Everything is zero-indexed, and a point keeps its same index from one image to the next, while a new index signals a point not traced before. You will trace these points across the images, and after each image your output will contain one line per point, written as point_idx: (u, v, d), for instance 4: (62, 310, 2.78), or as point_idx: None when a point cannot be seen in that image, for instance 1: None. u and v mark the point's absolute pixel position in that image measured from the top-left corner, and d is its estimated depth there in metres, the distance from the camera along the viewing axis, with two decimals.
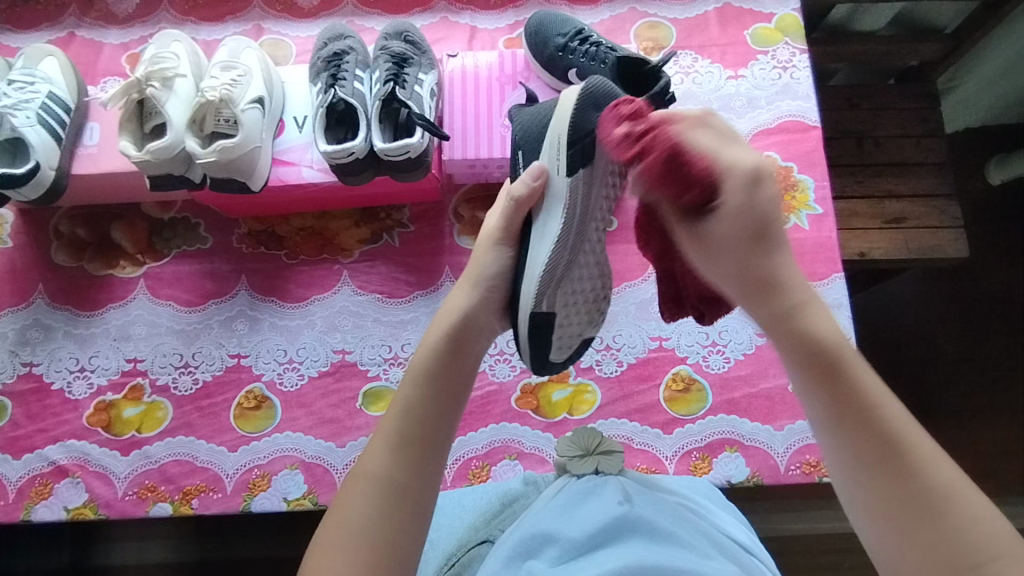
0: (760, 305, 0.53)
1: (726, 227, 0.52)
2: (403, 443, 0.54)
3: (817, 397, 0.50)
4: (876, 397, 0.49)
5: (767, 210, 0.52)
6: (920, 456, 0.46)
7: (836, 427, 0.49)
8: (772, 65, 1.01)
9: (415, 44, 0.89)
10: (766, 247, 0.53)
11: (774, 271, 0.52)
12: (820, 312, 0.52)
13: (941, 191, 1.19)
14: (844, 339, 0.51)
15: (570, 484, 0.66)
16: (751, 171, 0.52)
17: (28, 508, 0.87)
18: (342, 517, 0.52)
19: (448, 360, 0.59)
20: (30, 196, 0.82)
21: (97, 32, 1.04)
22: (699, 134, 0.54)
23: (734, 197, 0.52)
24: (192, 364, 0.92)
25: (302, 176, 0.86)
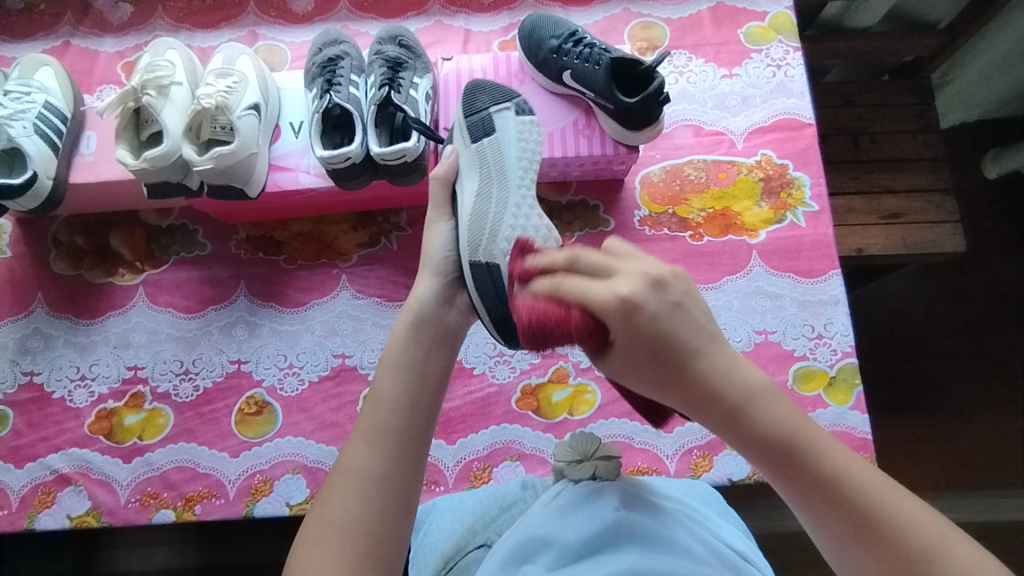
0: (706, 414, 0.50)
1: (630, 363, 0.50)
2: (382, 437, 0.56)
3: (782, 485, 0.50)
4: (837, 474, 0.48)
5: (667, 328, 0.48)
6: (897, 521, 0.46)
7: (805, 507, 0.49)
8: (766, 63, 1.02)
9: (410, 48, 0.88)
10: (680, 369, 0.49)
11: (707, 384, 0.49)
12: (768, 398, 0.49)
13: (936, 186, 1.19)
14: (790, 425, 0.49)
15: (568, 489, 0.65)
16: (621, 308, 0.47)
17: (32, 516, 0.88)
18: (324, 514, 0.52)
19: (417, 350, 0.61)
20: (28, 206, 0.82)
21: (93, 41, 1.04)
22: (571, 280, 0.50)
23: (621, 335, 0.48)
24: (192, 370, 0.93)
25: (299, 182, 0.86)
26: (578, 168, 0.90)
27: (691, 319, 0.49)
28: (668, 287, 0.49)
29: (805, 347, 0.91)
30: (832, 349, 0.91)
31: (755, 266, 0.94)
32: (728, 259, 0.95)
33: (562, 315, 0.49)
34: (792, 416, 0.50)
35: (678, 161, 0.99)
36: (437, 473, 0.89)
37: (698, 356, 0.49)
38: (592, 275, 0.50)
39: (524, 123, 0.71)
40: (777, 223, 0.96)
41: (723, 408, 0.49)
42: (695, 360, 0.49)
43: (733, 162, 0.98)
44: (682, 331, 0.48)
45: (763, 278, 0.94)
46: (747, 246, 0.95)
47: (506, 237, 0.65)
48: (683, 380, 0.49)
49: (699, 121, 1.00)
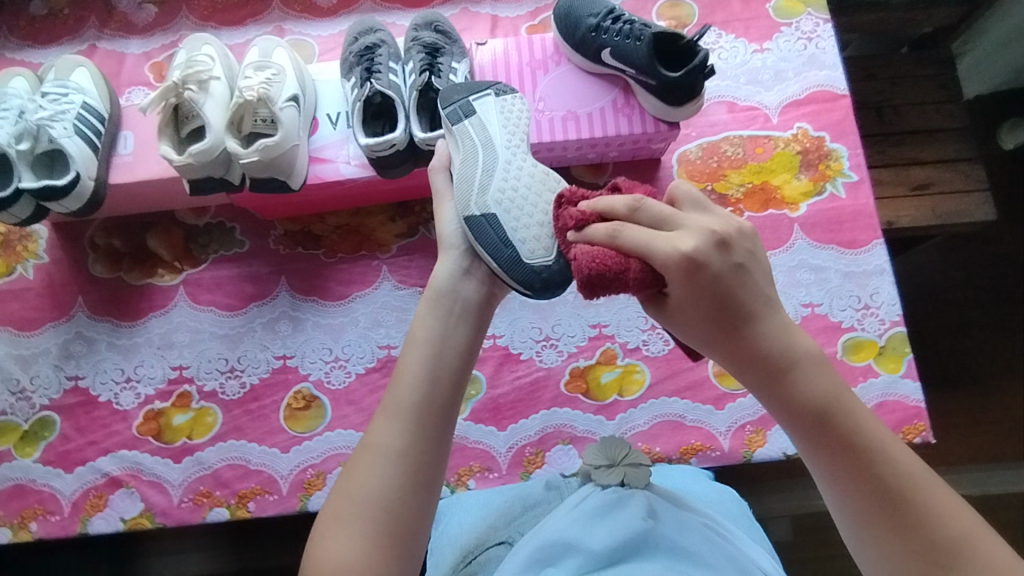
0: (748, 373, 0.50)
1: (688, 310, 0.50)
2: (404, 413, 0.55)
3: (812, 452, 0.49)
4: (874, 447, 0.47)
5: (727, 285, 0.48)
6: (928, 509, 0.45)
7: (831, 481, 0.48)
8: (797, 36, 1.01)
9: (446, 34, 0.88)
10: (733, 325, 0.49)
11: (757, 341, 0.49)
12: (814, 364, 0.49)
13: (963, 155, 1.19)
14: (833, 393, 0.49)
15: (595, 492, 0.62)
16: (684, 263, 0.48)
17: (85, 520, 0.88)
18: (348, 485, 0.53)
19: (439, 325, 0.60)
20: (71, 208, 0.82)
21: (119, 43, 1.04)
22: (632, 229, 0.50)
23: (679, 288, 0.49)
24: (238, 368, 0.92)
25: (339, 172, 0.86)
26: (617, 147, 0.90)
27: (751, 278, 0.50)
28: (733, 247, 0.49)
29: (852, 318, 0.91)
30: (880, 318, 0.90)
31: (798, 240, 0.94)
32: (770, 234, 0.94)
33: (620, 264, 0.52)
34: (836, 385, 0.50)
35: (714, 137, 0.98)
36: (490, 460, 0.88)
37: (752, 317, 0.49)
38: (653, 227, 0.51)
39: (504, 101, 0.72)
40: (817, 195, 0.95)
41: (765, 366, 0.49)
42: (749, 320, 0.49)
43: (770, 136, 0.97)
44: (741, 291, 0.49)
45: (806, 251, 0.94)
46: (788, 220, 0.95)
47: (498, 190, 0.65)
48: (734, 338, 0.49)
49: (733, 97, 1.00)
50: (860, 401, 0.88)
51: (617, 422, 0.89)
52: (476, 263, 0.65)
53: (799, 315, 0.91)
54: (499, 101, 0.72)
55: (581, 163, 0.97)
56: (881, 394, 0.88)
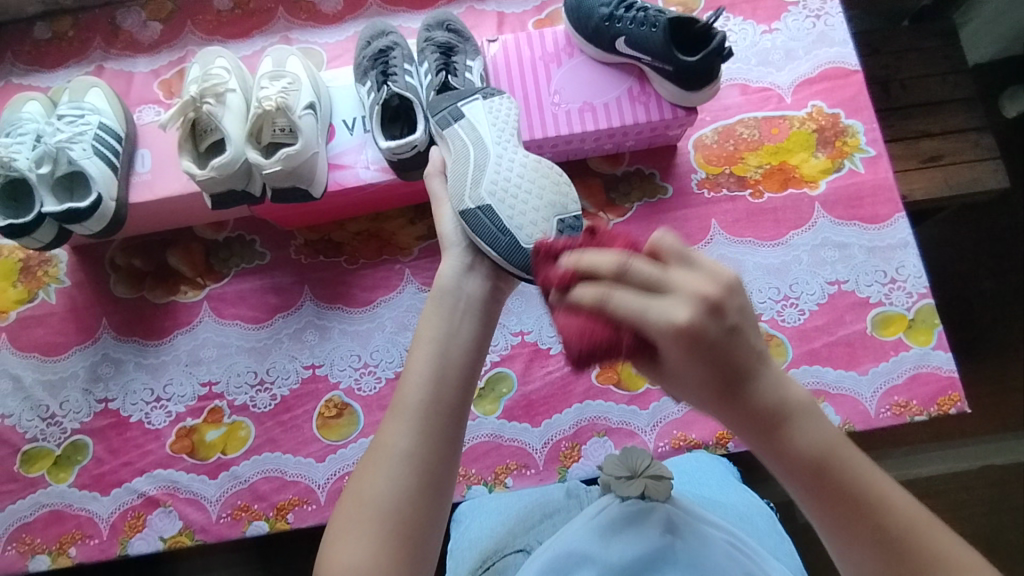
0: (743, 435, 0.42)
1: (681, 378, 0.41)
2: (413, 414, 0.49)
3: (814, 514, 0.42)
4: (880, 504, 0.40)
5: (725, 353, 0.39)
6: (948, 567, 0.39)
7: (835, 540, 0.42)
8: (804, 15, 1.01)
9: (458, 33, 0.87)
10: (729, 391, 0.40)
11: (752, 406, 0.40)
12: (807, 415, 0.41)
13: (972, 125, 1.18)
14: (835, 451, 0.41)
15: (613, 505, 0.58)
16: (678, 335, 0.38)
17: (124, 542, 0.87)
18: (357, 493, 0.47)
19: (454, 321, 0.54)
20: (94, 229, 0.82)
21: (127, 63, 1.03)
22: (621, 294, 0.40)
23: (669, 354, 0.40)
24: (268, 380, 0.92)
25: (360, 177, 0.85)
26: (634, 136, 0.90)
27: (749, 340, 0.40)
28: (726, 309, 0.39)
29: (880, 293, 0.91)
30: (908, 292, 0.90)
31: (820, 218, 0.94)
32: (791, 214, 0.94)
33: (610, 338, 0.41)
34: (832, 436, 0.42)
35: (729, 121, 0.98)
36: (526, 457, 0.88)
37: (747, 377, 0.40)
38: (639, 289, 0.40)
39: (492, 103, 0.74)
40: (835, 172, 0.95)
41: (756, 425, 0.41)
42: (743, 382, 0.40)
43: (785, 116, 0.97)
44: (737, 352, 0.39)
45: (829, 228, 0.93)
46: (809, 198, 0.95)
47: (490, 182, 0.64)
48: (722, 401, 0.41)
49: (746, 79, 0.99)
50: (893, 375, 0.87)
51: (651, 411, 0.89)
52: (479, 259, 0.61)
53: (826, 293, 0.91)
54: (488, 103, 0.73)
55: (598, 155, 0.97)
56: (913, 367, 0.87)
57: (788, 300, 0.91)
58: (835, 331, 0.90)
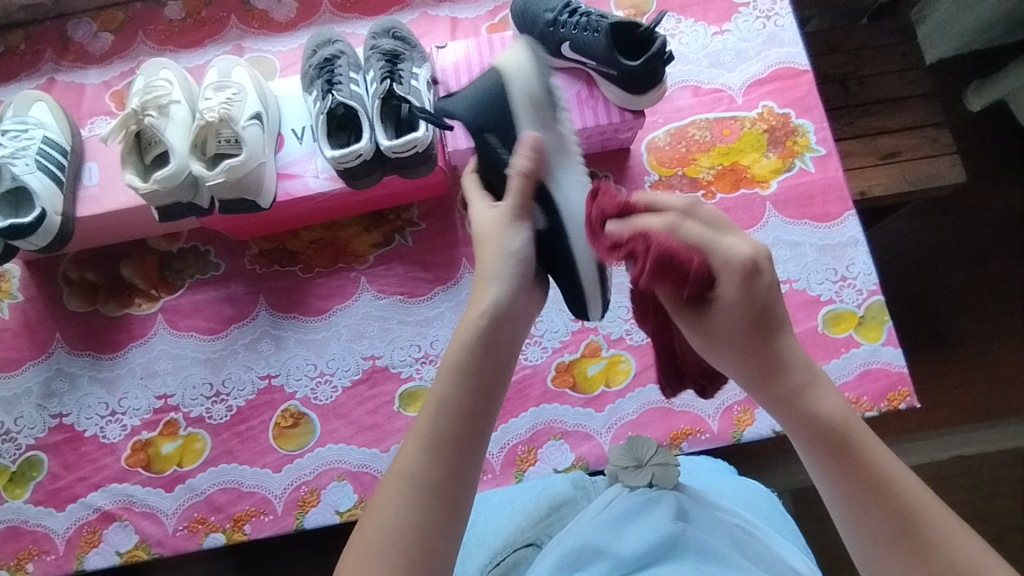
0: (765, 391, 0.47)
1: (722, 322, 0.47)
2: (444, 445, 0.49)
3: (825, 473, 0.45)
4: (897, 482, 0.43)
5: (770, 296, 0.46)
6: (945, 538, 0.42)
7: (845, 505, 0.44)
8: (755, 16, 1.01)
9: (405, 40, 0.88)
10: (769, 334, 0.46)
11: (780, 355, 0.46)
12: (830, 386, 0.47)
13: (930, 120, 1.19)
14: (853, 416, 0.46)
15: (623, 495, 0.64)
16: (744, 260, 0.45)
17: (80, 557, 0.87)
18: (375, 518, 0.47)
19: (484, 353, 0.51)
20: (40, 244, 0.81)
21: (78, 74, 1.03)
22: (691, 224, 0.47)
23: (726, 285, 0.46)
24: (223, 391, 0.92)
25: (309, 187, 0.85)
26: (585, 140, 0.90)
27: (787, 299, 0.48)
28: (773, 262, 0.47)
29: (830, 291, 0.92)
30: (858, 288, 0.91)
31: (771, 217, 0.95)
32: (743, 214, 0.95)
33: (685, 258, 0.46)
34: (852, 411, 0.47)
35: (681, 122, 0.98)
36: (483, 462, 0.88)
37: (782, 328, 0.47)
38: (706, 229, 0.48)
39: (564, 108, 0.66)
40: (786, 172, 0.96)
41: (788, 380, 0.46)
42: (778, 334, 0.47)
43: (736, 117, 0.98)
44: (777, 303, 0.46)
45: (780, 228, 0.94)
46: (761, 198, 0.95)
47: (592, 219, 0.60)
48: (760, 342, 0.46)
49: (697, 81, 1.00)
50: (843, 372, 0.88)
51: (607, 413, 0.89)
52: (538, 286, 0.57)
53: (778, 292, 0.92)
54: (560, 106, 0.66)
55: None
56: (863, 363, 0.88)
57: None
58: None
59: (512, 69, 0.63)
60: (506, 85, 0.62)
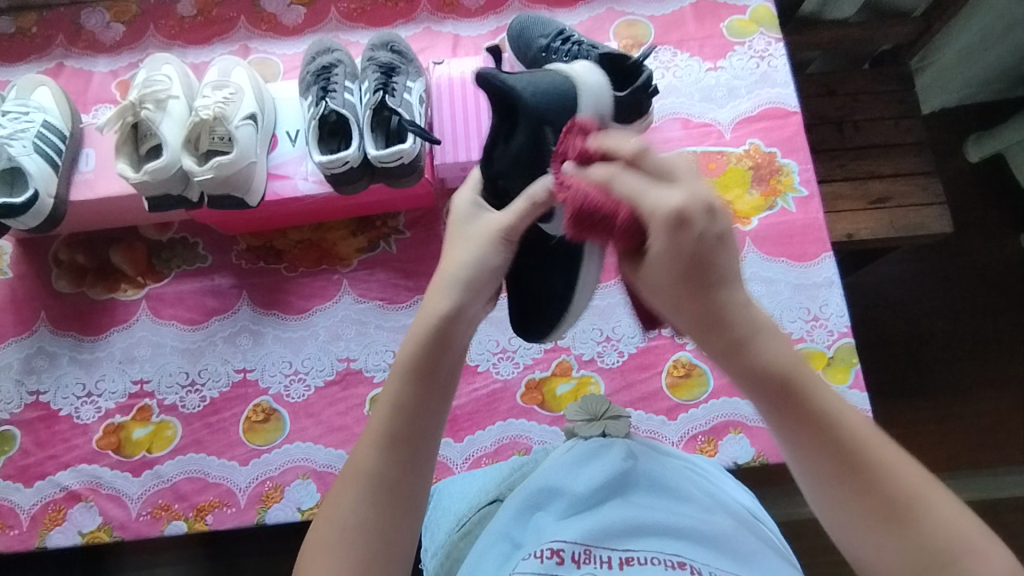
0: (709, 348, 0.45)
1: (660, 280, 0.43)
2: (394, 443, 0.51)
3: (776, 424, 0.45)
4: (836, 417, 0.44)
5: (708, 252, 0.42)
6: (881, 465, 0.44)
7: (795, 448, 0.45)
8: (749, 55, 1.04)
9: (402, 54, 0.91)
10: (707, 289, 0.42)
11: (723, 310, 0.43)
12: (773, 334, 0.45)
13: (921, 169, 1.18)
14: (795, 364, 0.45)
15: (579, 444, 0.65)
16: (668, 221, 0.41)
17: (43, 534, 0.88)
18: (332, 514, 0.50)
19: (436, 356, 0.53)
20: (30, 224, 0.83)
21: (86, 62, 1.05)
22: (626, 177, 0.44)
23: (654, 251, 0.43)
24: (198, 382, 0.93)
25: (297, 189, 0.87)
26: None
27: (732, 249, 0.43)
28: (704, 214, 0.42)
29: (802, 329, 0.92)
30: (829, 330, 0.92)
31: (749, 252, 0.96)
32: None
33: (612, 210, 0.45)
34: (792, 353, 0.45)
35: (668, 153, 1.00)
36: (446, 471, 0.89)
37: (725, 283, 0.43)
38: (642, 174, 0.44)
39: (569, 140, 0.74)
40: (768, 210, 0.97)
41: (728, 340, 0.44)
42: (719, 287, 0.43)
43: (722, 152, 1.00)
44: (718, 253, 0.42)
45: (757, 263, 0.96)
46: (741, 234, 0.97)
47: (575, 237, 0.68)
48: (699, 300, 0.43)
49: (688, 114, 1.02)
50: None
51: None
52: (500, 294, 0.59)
53: None
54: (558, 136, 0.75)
55: None
56: None
57: None
58: None
59: (588, 85, 0.63)
60: (580, 92, 0.62)
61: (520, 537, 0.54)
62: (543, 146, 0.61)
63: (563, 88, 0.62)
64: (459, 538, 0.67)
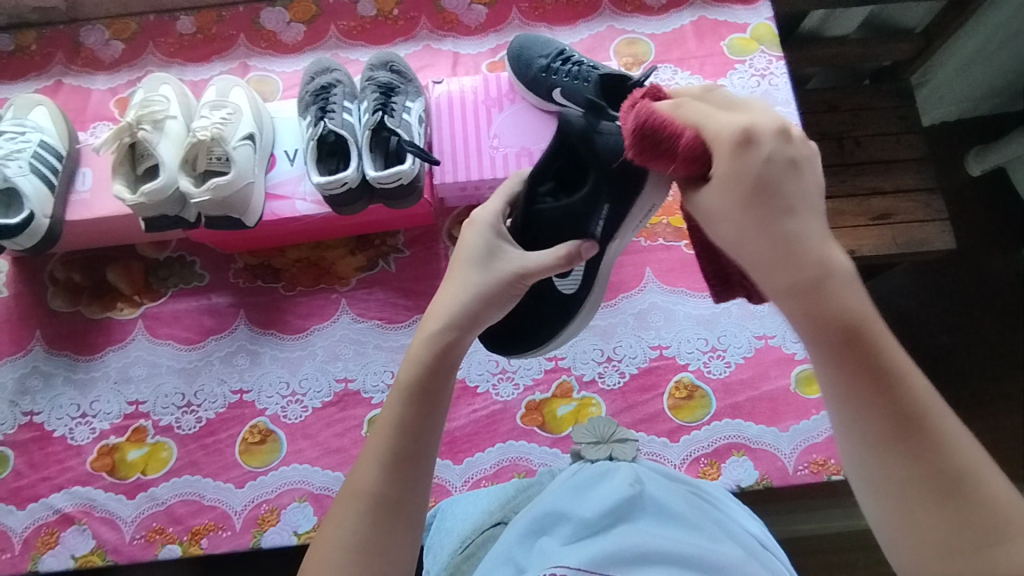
0: (773, 277, 0.40)
1: (720, 203, 0.41)
2: (394, 459, 0.50)
3: (832, 371, 0.40)
4: (901, 370, 0.39)
5: (776, 177, 0.40)
6: (940, 428, 0.38)
7: (844, 395, 0.40)
8: (750, 73, 1.03)
9: (402, 73, 0.92)
10: (774, 215, 0.39)
11: (790, 239, 0.39)
12: (848, 276, 0.39)
13: (922, 185, 1.17)
14: (867, 308, 0.40)
15: (585, 467, 0.64)
16: (737, 140, 0.40)
17: (35, 558, 0.86)
18: (331, 535, 0.48)
19: (436, 370, 0.52)
20: (26, 245, 0.83)
21: (86, 79, 1.05)
22: (693, 105, 0.45)
23: (721, 169, 0.41)
24: (194, 403, 0.92)
25: (295, 209, 0.86)
26: None
27: (804, 179, 0.41)
28: (791, 139, 0.41)
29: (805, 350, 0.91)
30: None
31: None
32: None
33: (674, 134, 0.44)
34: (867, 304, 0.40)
35: None
36: (445, 494, 0.88)
37: (790, 213, 0.39)
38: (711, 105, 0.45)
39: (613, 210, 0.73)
40: None
41: (793, 271, 0.39)
42: (788, 218, 0.39)
43: None
44: (785, 183, 0.40)
45: None
46: None
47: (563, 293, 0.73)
48: (761, 227, 0.40)
49: None
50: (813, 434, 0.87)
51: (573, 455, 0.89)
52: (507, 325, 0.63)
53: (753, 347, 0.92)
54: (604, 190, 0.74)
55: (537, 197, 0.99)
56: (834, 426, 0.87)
57: (715, 351, 0.92)
58: (759, 386, 0.90)
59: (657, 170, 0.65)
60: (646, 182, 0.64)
61: (524, 560, 0.52)
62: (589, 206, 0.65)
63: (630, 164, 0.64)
64: (462, 559, 0.65)
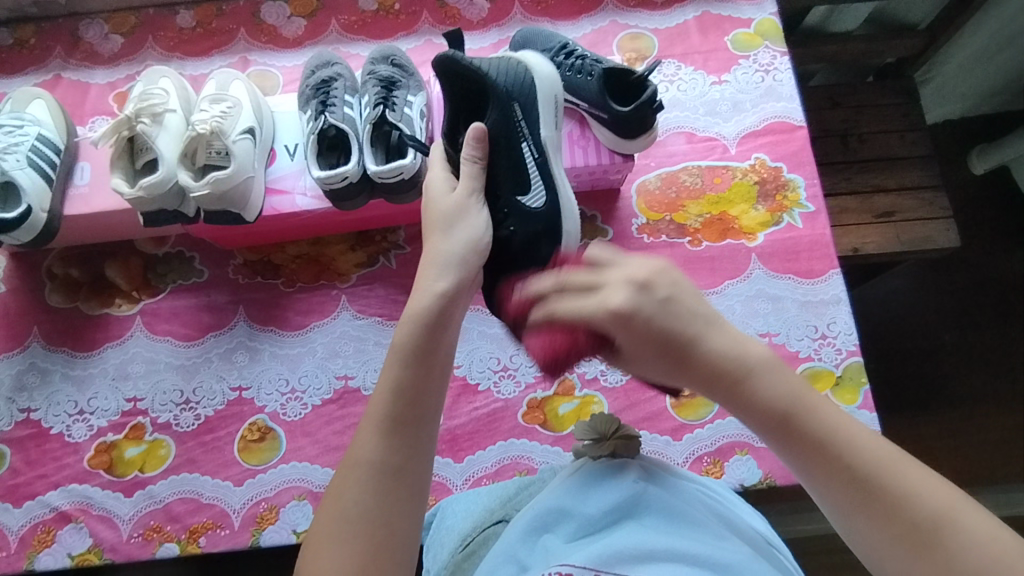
0: (712, 391, 0.50)
1: (639, 352, 0.51)
2: (396, 428, 0.50)
3: (785, 455, 0.48)
4: (838, 439, 0.46)
5: (665, 323, 0.49)
6: (906, 487, 0.44)
7: (814, 481, 0.47)
8: (754, 69, 1.02)
9: (403, 67, 0.90)
10: (682, 352, 0.49)
11: (702, 356, 0.49)
12: (769, 368, 0.49)
13: (927, 182, 1.16)
14: (794, 394, 0.48)
15: (588, 464, 0.62)
16: (616, 320, 0.49)
17: (31, 557, 0.85)
18: (336, 504, 0.48)
19: (431, 336, 0.53)
20: (22, 239, 0.82)
21: (84, 73, 1.04)
22: (563, 304, 0.51)
23: (624, 340, 0.50)
24: (193, 400, 0.91)
25: (295, 205, 0.86)
26: (575, 179, 0.90)
27: (684, 306, 0.50)
28: (654, 286, 0.50)
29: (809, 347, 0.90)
30: (837, 348, 0.89)
31: (755, 269, 0.94)
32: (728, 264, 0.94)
33: (567, 339, 0.51)
34: (795, 384, 0.49)
35: (672, 168, 0.99)
36: (446, 493, 0.87)
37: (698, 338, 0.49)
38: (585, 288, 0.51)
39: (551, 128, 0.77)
40: (773, 226, 0.95)
41: (720, 380, 0.49)
42: (695, 345, 0.49)
43: (728, 167, 0.98)
44: (672, 322, 0.49)
45: (763, 280, 0.93)
46: (746, 250, 0.95)
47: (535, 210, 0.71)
48: (684, 359, 0.49)
49: (692, 127, 1.01)
50: None
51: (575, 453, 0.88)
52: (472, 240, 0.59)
53: None
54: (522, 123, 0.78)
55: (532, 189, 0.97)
56: None
57: None
58: None
59: (540, 72, 0.75)
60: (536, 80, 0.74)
61: (527, 559, 0.51)
62: (514, 121, 0.70)
63: (523, 80, 0.73)
64: (462, 558, 0.65)
